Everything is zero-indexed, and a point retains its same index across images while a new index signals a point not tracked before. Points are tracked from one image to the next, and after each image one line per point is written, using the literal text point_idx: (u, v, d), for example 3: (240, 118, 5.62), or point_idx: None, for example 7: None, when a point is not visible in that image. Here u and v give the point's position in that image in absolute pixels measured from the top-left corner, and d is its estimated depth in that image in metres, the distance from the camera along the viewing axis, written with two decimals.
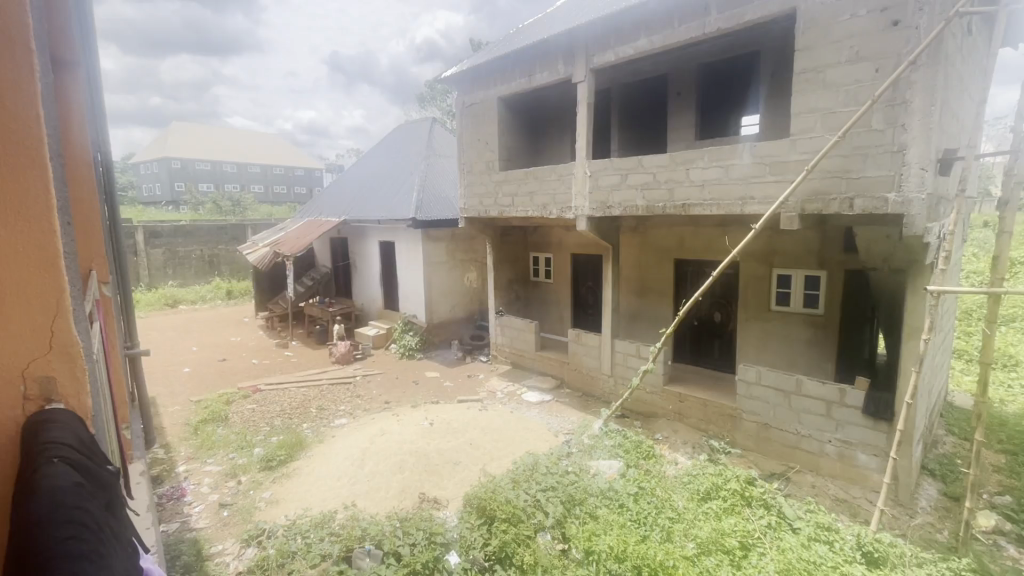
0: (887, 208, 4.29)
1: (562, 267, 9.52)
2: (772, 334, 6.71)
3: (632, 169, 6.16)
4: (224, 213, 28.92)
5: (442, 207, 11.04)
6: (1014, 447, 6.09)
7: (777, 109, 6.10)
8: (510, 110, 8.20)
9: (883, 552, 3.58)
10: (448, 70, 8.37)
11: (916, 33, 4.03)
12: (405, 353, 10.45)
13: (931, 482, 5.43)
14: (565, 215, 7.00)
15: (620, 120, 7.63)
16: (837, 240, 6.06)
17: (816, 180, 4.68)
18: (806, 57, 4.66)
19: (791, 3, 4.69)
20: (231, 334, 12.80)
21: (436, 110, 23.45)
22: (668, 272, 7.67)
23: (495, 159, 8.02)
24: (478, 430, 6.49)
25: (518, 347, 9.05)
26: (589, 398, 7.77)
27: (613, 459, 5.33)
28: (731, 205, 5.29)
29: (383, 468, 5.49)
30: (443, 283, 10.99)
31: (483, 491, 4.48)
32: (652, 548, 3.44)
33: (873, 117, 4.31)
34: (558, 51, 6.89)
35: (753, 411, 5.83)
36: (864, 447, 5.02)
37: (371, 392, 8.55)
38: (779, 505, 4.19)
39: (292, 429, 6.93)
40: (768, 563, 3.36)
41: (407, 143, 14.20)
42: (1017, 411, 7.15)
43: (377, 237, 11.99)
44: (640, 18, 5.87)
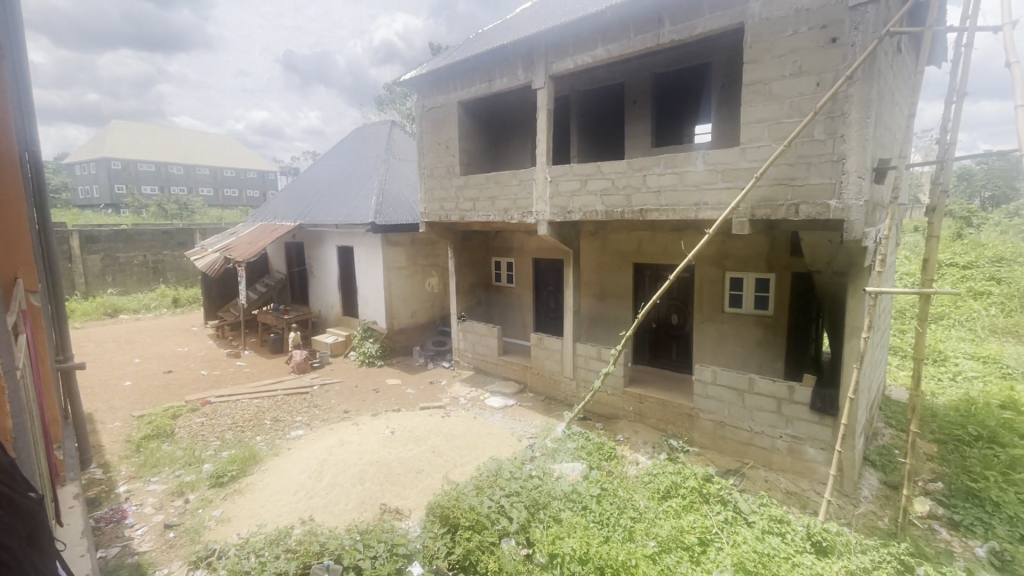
0: (829, 214, 4.53)
1: (524, 272, 9.57)
2: (726, 335, 6.95)
3: (590, 175, 6.26)
4: (169, 217, 27.49)
5: (402, 211, 10.87)
6: (944, 436, 6.54)
7: (728, 118, 6.33)
8: (471, 114, 8.18)
9: (830, 541, 3.76)
10: (407, 73, 8.28)
11: (852, 49, 4.29)
12: (364, 360, 10.19)
13: (872, 472, 5.77)
14: (526, 219, 7.04)
15: (579, 127, 7.74)
16: (784, 243, 6.35)
17: (764, 187, 4.90)
18: (753, 70, 4.88)
19: (739, 18, 4.91)
20: (177, 345, 12.14)
21: (396, 113, 23.18)
22: (627, 275, 7.84)
23: (456, 163, 7.98)
24: (441, 437, 6.41)
25: (480, 352, 9.01)
26: (552, 401, 7.81)
27: (576, 461, 5.37)
28: (686, 211, 5.46)
29: (343, 479, 5.32)
30: (404, 290, 10.82)
31: (446, 498, 4.40)
32: (615, 548, 3.48)
33: (815, 127, 4.54)
34: (517, 57, 6.94)
35: (708, 410, 6.01)
36: (812, 441, 5.26)
37: (329, 402, 8.30)
38: (735, 500, 4.33)
39: (245, 442, 6.63)
40: (725, 558, 3.47)
41: (365, 147, 13.93)
42: (947, 402, 7.70)
43: (334, 242, 11.68)
44: (597, 27, 5.99)
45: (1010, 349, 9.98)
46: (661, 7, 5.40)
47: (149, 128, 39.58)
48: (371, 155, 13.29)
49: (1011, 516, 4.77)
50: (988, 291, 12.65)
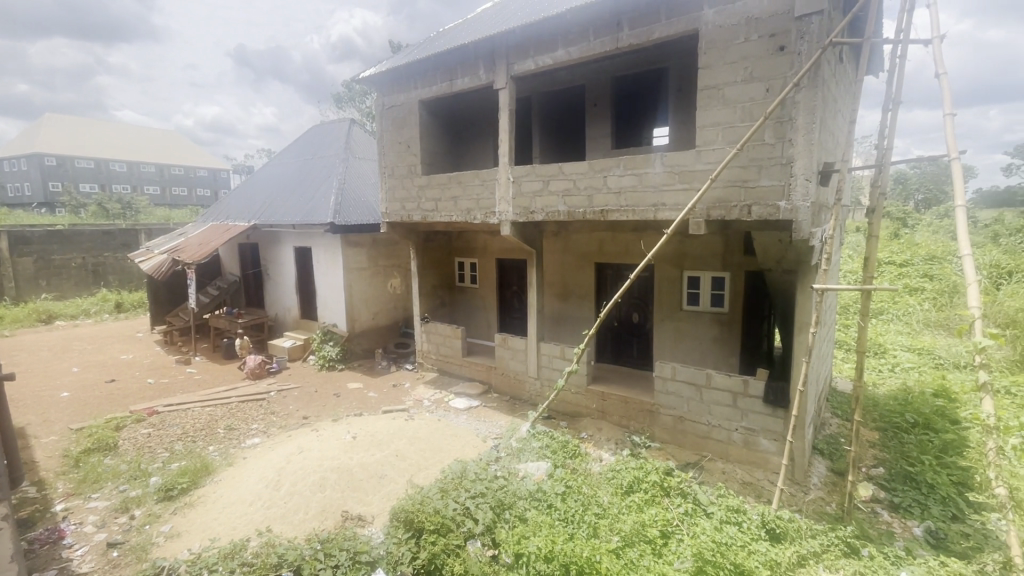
0: (779, 215, 4.74)
1: (488, 272, 9.56)
2: (684, 332, 7.16)
3: (552, 175, 6.31)
4: (111, 216, 25.97)
5: (362, 211, 10.64)
6: (884, 424, 6.96)
7: (684, 122, 6.50)
8: (432, 113, 8.10)
9: (783, 527, 3.94)
10: (366, 71, 8.12)
11: (798, 58, 4.50)
12: (324, 364, 9.92)
13: (821, 460, 6.06)
14: (489, 219, 7.03)
15: (541, 128, 7.80)
16: (738, 243, 6.59)
17: (719, 189, 5.06)
18: (707, 76, 5.05)
19: (693, 24, 5.06)
20: (121, 352, 11.46)
21: (355, 111, 22.72)
22: (590, 275, 7.95)
23: (417, 163, 7.88)
24: (405, 440, 6.31)
25: (444, 353, 8.93)
26: (517, 401, 7.82)
27: (541, 460, 5.39)
28: (645, 211, 5.58)
29: (302, 487, 5.15)
30: (365, 291, 10.60)
31: (410, 502, 4.33)
32: (580, 545, 3.51)
33: (766, 132, 4.73)
34: (478, 57, 6.92)
35: (668, 405, 6.16)
36: (765, 433, 5.48)
37: (287, 408, 8.04)
38: (694, 492, 4.46)
39: (196, 453, 6.33)
40: (686, 549, 3.56)
41: (324, 145, 13.57)
42: (886, 392, 8.19)
43: (291, 243, 11.31)
44: (557, 28, 6.05)
45: (941, 341, 10.71)
46: (619, 11, 5.49)
47: (87, 122, 37.23)
48: (329, 154, 12.96)
49: (944, 496, 5.13)
50: (922, 287, 13.52)
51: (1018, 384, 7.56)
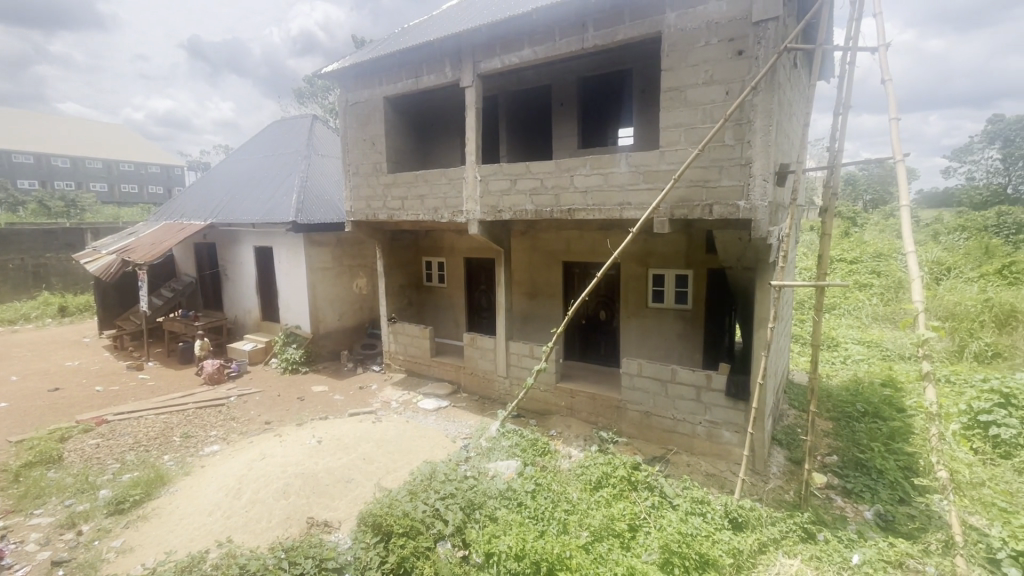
0: (739, 214, 4.89)
1: (455, 272, 9.50)
2: (650, 329, 7.30)
3: (520, 174, 6.32)
4: (53, 216, 24.49)
5: (326, 210, 10.40)
6: (838, 413, 7.28)
7: (647, 123, 6.63)
8: (397, 111, 7.97)
9: (745, 516, 4.10)
10: (328, 66, 7.92)
11: (756, 62, 4.66)
12: (287, 367, 9.65)
13: (779, 451, 6.29)
14: (456, 219, 6.98)
15: (508, 127, 7.81)
16: (700, 242, 6.77)
17: (682, 189, 5.18)
18: (669, 78, 5.15)
19: (656, 27, 5.16)
20: (66, 358, 10.81)
21: (317, 108, 22.18)
22: (557, 273, 8.00)
23: (383, 160, 7.76)
24: (372, 443, 6.20)
25: (412, 354, 8.82)
26: (486, 400, 7.81)
27: (511, 458, 5.40)
28: (611, 210, 5.65)
29: (264, 495, 4.98)
30: (329, 291, 10.35)
31: (378, 506, 4.25)
32: (550, 542, 3.53)
33: (726, 133, 4.88)
34: (444, 54, 6.86)
35: (635, 401, 6.28)
36: (728, 425, 5.65)
37: (248, 413, 7.76)
38: (661, 485, 4.56)
39: (150, 463, 6.04)
40: (653, 541, 3.65)
41: (284, 141, 13.18)
42: (839, 383, 8.60)
43: (251, 242, 10.94)
44: (523, 28, 6.06)
45: (888, 334, 11.29)
46: (584, 12, 5.54)
47: (25, 114, 34.95)
48: (290, 151, 12.60)
49: (892, 481, 5.41)
50: (871, 283, 14.22)
51: (957, 373, 8.05)
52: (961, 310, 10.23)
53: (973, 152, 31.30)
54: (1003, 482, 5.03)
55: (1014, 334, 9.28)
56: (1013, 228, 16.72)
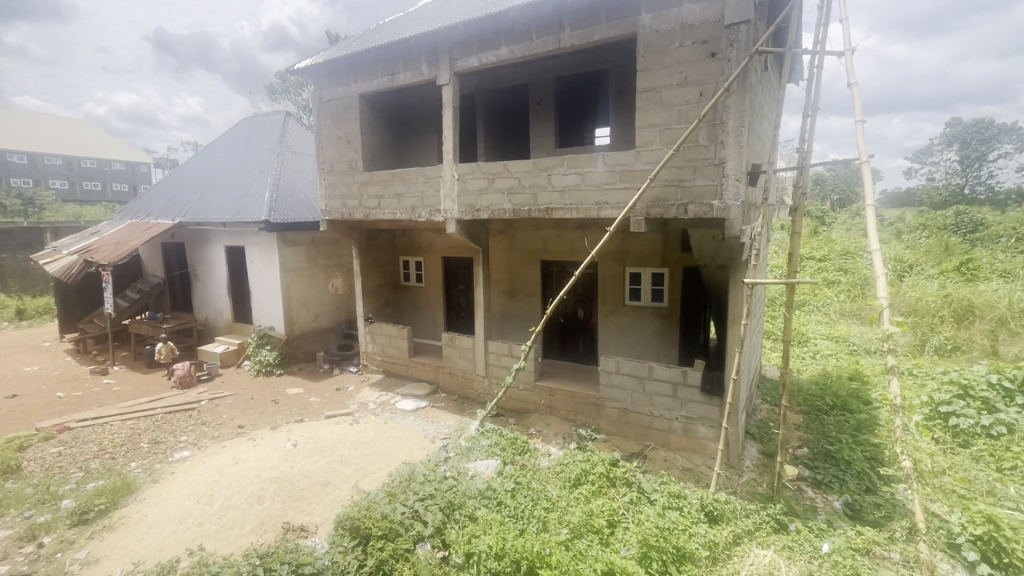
0: (713, 213, 4.98)
1: (433, 271, 9.43)
2: (627, 327, 7.38)
3: (497, 173, 6.30)
4: (8, 215, 23.37)
5: (300, 209, 10.19)
6: (808, 406, 7.51)
7: (623, 123, 6.70)
8: (373, 108, 7.87)
9: (720, 509, 4.19)
10: (301, 61, 7.77)
11: (728, 64, 4.75)
12: (260, 370, 9.44)
13: (753, 444, 6.45)
14: (434, 218, 6.94)
15: (485, 126, 7.79)
16: (676, 241, 6.88)
17: (658, 188, 5.25)
18: (645, 78, 5.21)
19: (632, 28, 5.21)
20: (24, 364, 10.34)
21: (289, 104, 21.71)
22: (536, 272, 8.02)
23: (359, 158, 7.65)
24: (349, 445, 6.11)
25: (389, 354, 8.73)
26: (465, 400, 7.78)
27: (490, 458, 5.39)
28: (589, 210, 5.70)
29: (238, 501, 4.86)
30: (304, 292, 10.16)
31: (355, 509, 4.19)
32: (529, 540, 3.55)
33: (700, 134, 4.96)
34: (420, 52, 6.80)
35: (613, 398, 6.34)
36: (703, 420, 5.76)
37: (220, 417, 7.56)
38: (639, 480, 4.63)
39: (116, 470, 5.82)
40: (631, 537, 3.70)
41: (256, 138, 12.88)
42: (808, 377, 8.86)
43: (222, 242, 10.65)
44: (500, 26, 6.04)
45: (854, 330, 11.68)
46: (561, 12, 5.57)
47: None
48: (262, 148, 12.32)
49: (859, 471, 5.60)
50: (838, 280, 14.68)
51: (919, 366, 8.39)
52: (923, 306, 10.65)
53: (932, 154, 32.61)
54: (962, 470, 5.26)
55: (971, 329, 9.71)
56: (970, 226, 17.49)
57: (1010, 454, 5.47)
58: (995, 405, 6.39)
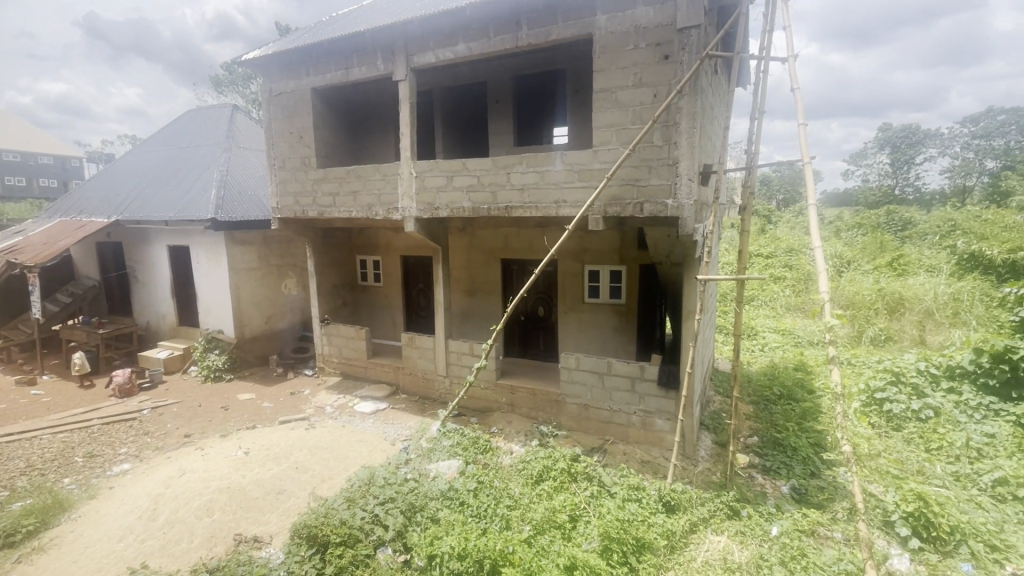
0: (667, 212, 5.12)
1: (392, 270, 9.27)
2: (587, 324, 7.49)
3: (456, 171, 6.25)
4: None
5: (249, 206, 9.74)
6: (757, 396, 7.85)
7: (580, 122, 6.78)
8: (326, 103, 7.62)
9: (677, 499, 4.33)
10: (248, 53, 7.44)
11: (680, 66, 4.89)
12: (209, 375, 8.99)
13: (707, 434, 6.69)
14: (392, 216, 6.80)
15: (443, 123, 7.71)
16: (632, 239, 7.03)
17: (615, 187, 5.34)
18: (601, 79, 5.29)
19: (588, 29, 5.28)
20: None
21: (236, 97, 20.77)
22: (496, 271, 8.01)
23: (312, 154, 7.41)
24: (305, 451, 5.92)
25: (347, 356, 8.50)
26: (426, 400, 7.69)
27: (452, 458, 5.34)
28: (548, 208, 5.73)
29: (184, 514, 4.61)
30: (255, 293, 9.76)
31: (312, 516, 4.05)
32: (492, 539, 3.54)
33: (654, 134, 5.08)
34: (375, 46, 6.65)
35: (574, 394, 6.42)
36: (660, 414, 5.92)
37: (164, 427, 7.15)
38: (599, 474, 4.71)
39: (46, 488, 5.40)
40: (593, 530, 3.76)
41: (200, 133, 12.24)
42: (757, 368, 9.27)
43: (164, 241, 10.07)
44: (457, 22, 5.98)
45: (799, 323, 12.31)
46: (517, 11, 5.57)
47: None
48: (207, 143, 11.72)
49: (804, 457, 5.92)
50: (784, 276, 15.42)
51: (857, 356, 8.93)
52: (859, 299, 11.34)
53: (866, 157, 34.79)
54: (895, 451, 5.64)
55: (903, 320, 10.45)
56: (900, 224, 18.77)
57: (937, 435, 5.92)
58: (923, 389, 6.89)
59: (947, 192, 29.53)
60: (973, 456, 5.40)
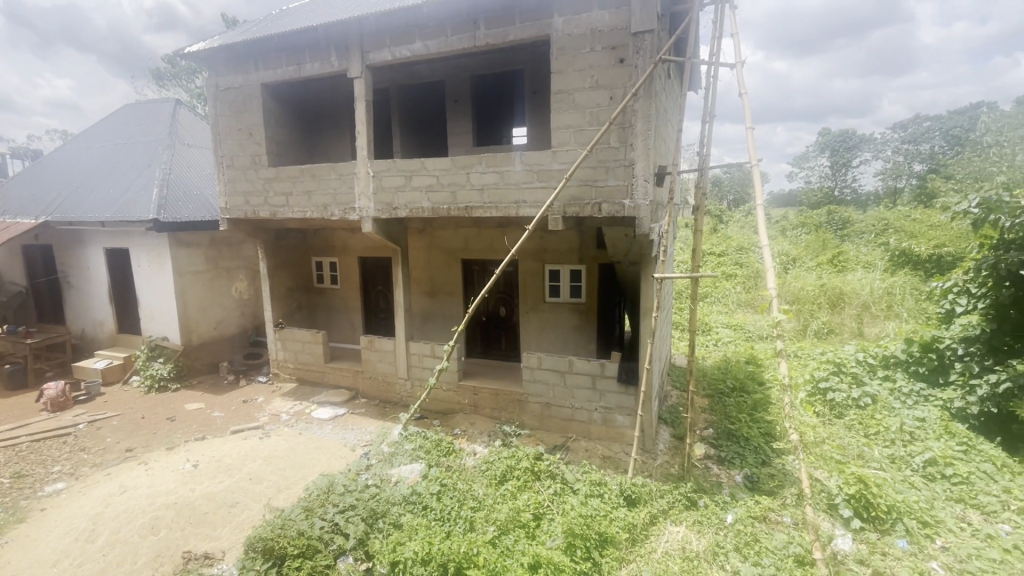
0: (624, 212, 5.23)
1: (349, 272, 9.04)
2: (548, 323, 7.55)
3: (415, 171, 6.16)
4: None
5: (195, 207, 9.26)
6: (712, 389, 8.14)
7: (539, 123, 6.84)
8: (277, 99, 7.35)
9: (638, 492, 4.43)
10: (192, 45, 7.07)
11: (635, 70, 5.01)
12: (152, 385, 8.50)
13: (666, 428, 6.88)
14: (348, 216, 6.63)
15: (400, 122, 7.59)
16: (591, 239, 7.15)
17: (573, 188, 5.41)
18: (559, 80, 5.34)
19: (545, 30, 5.32)
20: None
21: (180, 92, 19.77)
22: (456, 271, 7.96)
23: (263, 152, 7.13)
24: (260, 461, 5.68)
25: (303, 361, 8.23)
26: (387, 404, 7.54)
27: (414, 462, 5.26)
28: (508, 208, 5.74)
29: (127, 534, 4.33)
30: (202, 298, 9.30)
31: (268, 529, 3.88)
32: (456, 541, 3.52)
33: (611, 136, 5.17)
34: (329, 42, 6.46)
35: (536, 393, 6.46)
36: (621, 410, 6.04)
37: (103, 441, 6.71)
38: (562, 472, 4.75)
39: None
40: (556, 527, 3.80)
41: (140, 128, 11.54)
42: (712, 362, 9.62)
43: (100, 243, 9.44)
44: (413, 20, 5.90)
45: (749, 318, 12.85)
46: (475, 11, 5.56)
47: None
48: (147, 140, 11.06)
49: (756, 446, 6.19)
50: (735, 273, 16.06)
51: (803, 348, 9.41)
52: (804, 294, 11.95)
53: (809, 160, 36.74)
54: (837, 438, 5.98)
55: (843, 313, 11.10)
56: (840, 224, 19.93)
57: (874, 421, 6.31)
58: (862, 378, 7.34)
59: (881, 193, 31.58)
60: (907, 440, 5.79)
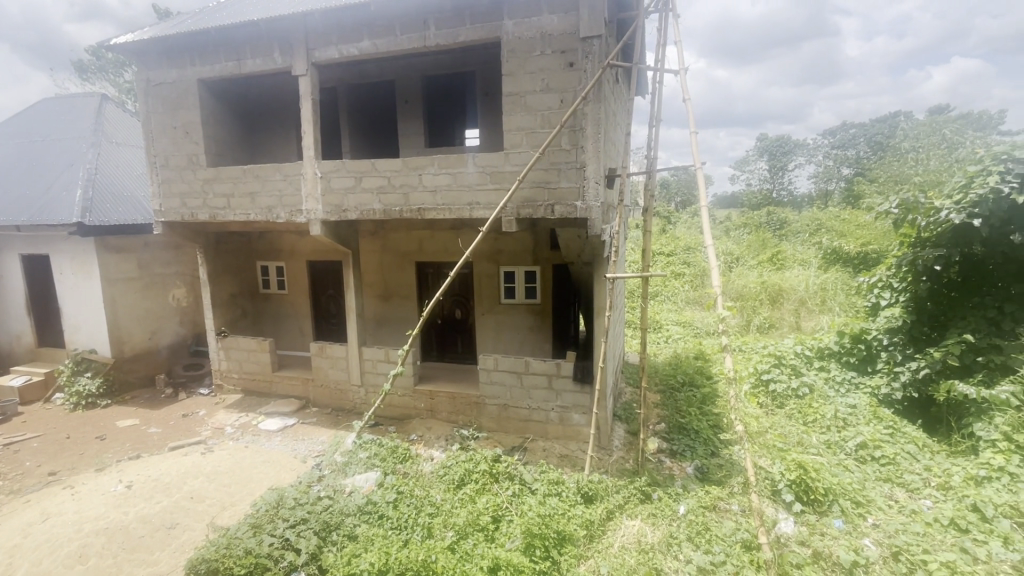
0: (576, 213, 5.30)
1: (297, 276, 8.71)
2: (504, 324, 7.56)
3: (365, 172, 6.01)
4: None
5: (126, 209, 8.66)
6: (663, 385, 8.40)
7: (491, 124, 6.84)
8: (215, 97, 6.98)
9: (595, 489, 4.52)
10: (119, 36, 6.61)
11: (584, 74, 5.10)
12: (79, 403, 7.87)
13: (620, 425, 7.03)
14: (295, 218, 6.38)
15: (349, 122, 7.39)
16: (545, 240, 7.22)
17: (526, 190, 5.44)
18: (510, 83, 5.36)
19: (496, 32, 5.32)
20: None
21: (107, 86, 18.48)
22: (410, 274, 7.83)
23: (202, 152, 6.76)
24: (203, 478, 5.37)
25: (249, 370, 7.85)
26: (340, 412, 7.32)
27: (370, 470, 5.11)
28: (461, 210, 5.70)
29: (51, 566, 3.98)
30: (135, 306, 8.70)
31: (212, 549, 3.66)
32: (414, 549, 3.45)
33: (562, 138, 5.24)
34: (271, 38, 6.21)
35: (493, 395, 6.45)
36: (577, 408, 6.13)
37: (21, 466, 6.13)
38: (520, 473, 4.75)
39: None
40: (515, 528, 3.80)
41: (60, 124, 10.69)
42: (663, 358, 9.94)
43: (15, 250, 8.66)
44: (361, 18, 5.77)
45: (696, 315, 13.37)
46: (424, 11, 5.50)
47: None
48: (69, 137, 10.24)
49: (705, 438, 6.44)
50: (682, 272, 16.67)
51: (746, 342, 9.89)
52: (747, 291, 12.55)
53: (749, 164, 38.69)
54: (779, 426, 6.31)
55: (782, 308, 11.74)
56: (777, 224, 21.10)
57: (812, 409, 6.70)
58: (800, 369, 7.78)
59: (814, 196, 33.68)
60: (840, 425, 6.19)
